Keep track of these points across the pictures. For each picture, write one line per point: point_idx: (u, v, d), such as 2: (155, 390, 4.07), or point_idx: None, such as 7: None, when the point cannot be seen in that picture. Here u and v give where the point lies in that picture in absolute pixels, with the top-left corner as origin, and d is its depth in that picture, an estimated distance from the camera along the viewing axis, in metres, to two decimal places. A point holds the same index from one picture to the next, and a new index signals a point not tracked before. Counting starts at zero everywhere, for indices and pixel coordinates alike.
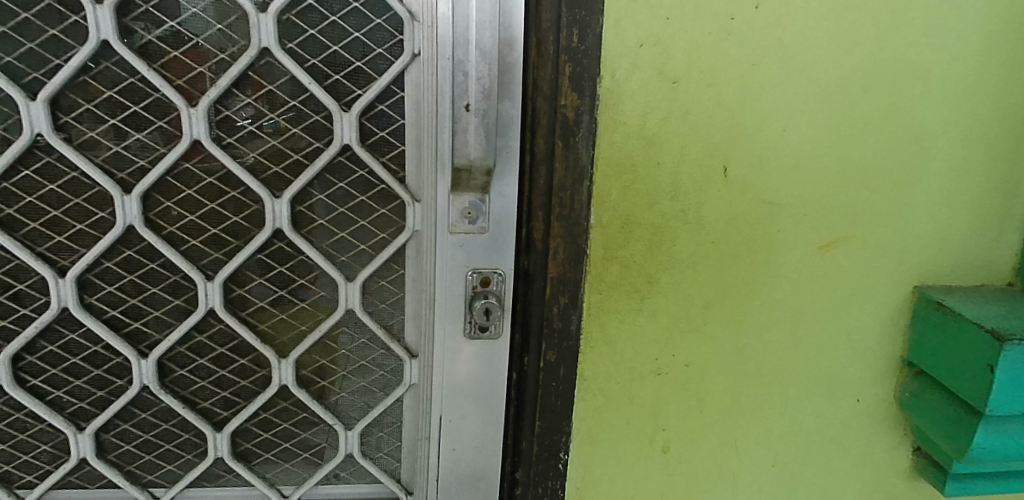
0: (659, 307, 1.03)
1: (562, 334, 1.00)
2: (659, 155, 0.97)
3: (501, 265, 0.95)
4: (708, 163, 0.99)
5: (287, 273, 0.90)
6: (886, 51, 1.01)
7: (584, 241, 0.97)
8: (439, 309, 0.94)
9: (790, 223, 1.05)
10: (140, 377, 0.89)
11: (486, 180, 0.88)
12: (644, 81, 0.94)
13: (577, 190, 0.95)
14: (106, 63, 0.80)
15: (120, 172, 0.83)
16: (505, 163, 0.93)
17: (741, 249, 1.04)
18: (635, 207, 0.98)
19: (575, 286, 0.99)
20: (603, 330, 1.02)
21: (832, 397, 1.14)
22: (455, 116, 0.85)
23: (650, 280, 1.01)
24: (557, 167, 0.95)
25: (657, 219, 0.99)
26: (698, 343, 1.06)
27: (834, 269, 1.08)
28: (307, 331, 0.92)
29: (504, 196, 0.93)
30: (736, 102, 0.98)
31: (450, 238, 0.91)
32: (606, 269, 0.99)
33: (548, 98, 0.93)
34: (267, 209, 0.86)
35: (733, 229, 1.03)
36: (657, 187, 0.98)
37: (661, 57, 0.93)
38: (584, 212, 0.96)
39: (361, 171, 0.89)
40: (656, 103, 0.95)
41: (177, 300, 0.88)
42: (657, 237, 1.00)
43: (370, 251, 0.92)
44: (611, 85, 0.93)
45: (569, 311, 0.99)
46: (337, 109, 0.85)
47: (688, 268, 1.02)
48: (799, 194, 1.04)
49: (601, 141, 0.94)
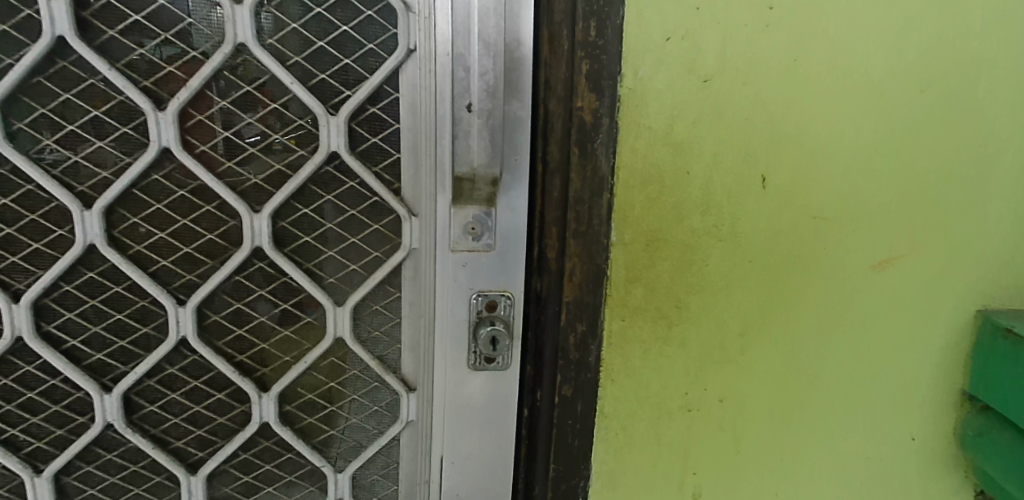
0: (689, 335, 0.91)
1: (579, 365, 0.89)
2: (689, 163, 0.85)
3: (510, 287, 0.84)
4: (745, 172, 0.87)
5: (269, 297, 0.80)
6: (945, 44, 0.89)
7: (604, 261, 0.86)
8: (440, 338, 0.84)
9: (838, 240, 0.93)
10: (104, 414, 0.79)
11: (492, 191, 0.79)
12: (671, 80, 0.83)
13: (596, 203, 0.85)
14: (64, 63, 0.71)
15: (80, 184, 0.73)
16: (513, 173, 0.83)
17: (783, 269, 0.92)
18: (661, 222, 0.87)
19: (594, 312, 0.88)
20: (625, 360, 0.90)
21: (887, 436, 1.01)
22: (455, 119, 0.76)
23: (679, 304, 0.90)
24: (573, 178, 0.84)
25: (686, 236, 0.88)
26: (734, 375, 0.94)
27: (888, 292, 0.96)
28: (291, 362, 0.82)
29: (513, 209, 0.82)
30: (776, 103, 0.87)
31: (452, 257, 0.81)
32: (629, 292, 0.88)
33: (562, 99, 0.83)
34: (245, 225, 0.77)
35: (773, 247, 0.91)
36: (686, 199, 0.86)
37: (690, 53, 0.83)
38: (604, 228, 0.85)
39: (351, 182, 0.79)
40: (684, 104, 0.84)
41: (145, 327, 0.78)
42: (687, 256, 0.88)
43: (361, 272, 0.82)
44: (633, 84, 0.82)
45: (587, 339, 0.89)
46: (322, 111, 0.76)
47: (722, 291, 0.91)
48: (847, 206, 0.92)
49: (622, 147, 0.84)
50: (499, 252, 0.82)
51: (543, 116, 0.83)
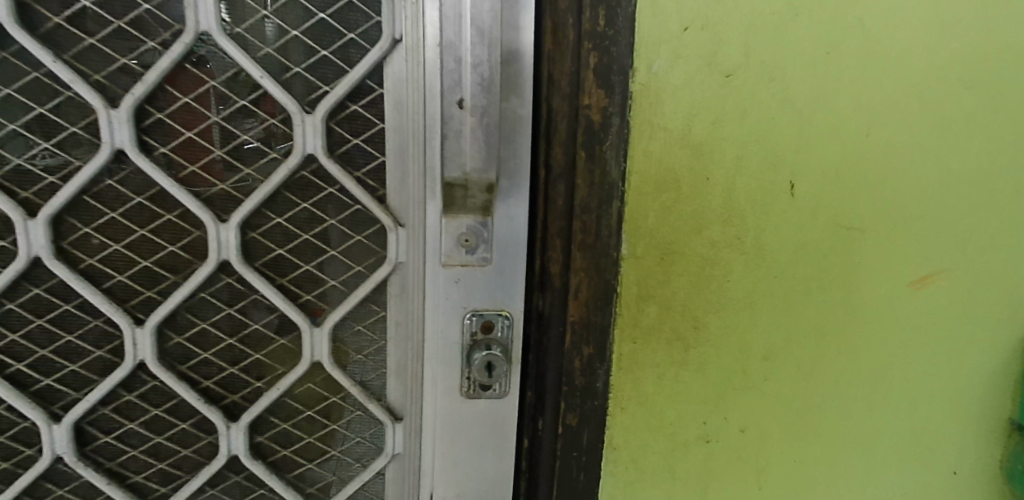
0: (707, 359, 0.82)
1: (585, 391, 0.81)
2: (709, 168, 0.77)
3: (507, 306, 0.75)
4: (771, 179, 0.78)
5: (238, 316, 0.72)
6: (995, 36, 0.80)
7: (613, 277, 0.78)
8: (430, 363, 0.75)
9: (874, 254, 0.83)
10: (53, 446, 0.71)
11: (489, 199, 0.69)
12: (689, 75, 0.74)
13: (604, 213, 0.76)
14: (4, 54, 0.63)
15: (24, 190, 0.65)
16: (511, 179, 0.74)
17: (813, 286, 0.83)
18: (678, 233, 0.78)
19: (602, 334, 0.79)
20: (637, 387, 0.81)
21: (926, 470, 0.92)
22: (445, 116, 0.66)
23: (698, 324, 0.81)
24: (579, 184, 0.75)
25: (706, 249, 0.79)
26: (757, 403, 0.85)
27: (928, 311, 0.86)
28: (263, 388, 0.74)
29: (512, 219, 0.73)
30: (806, 101, 0.78)
31: (444, 272, 0.72)
32: (641, 311, 0.79)
33: (567, 97, 0.74)
34: (211, 236, 0.69)
35: (802, 262, 0.82)
36: (706, 208, 0.78)
37: (711, 45, 0.74)
38: (614, 240, 0.77)
39: (330, 189, 0.71)
40: (704, 102, 0.75)
41: (99, 350, 0.70)
42: (706, 271, 0.79)
43: (342, 289, 0.73)
44: (647, 79, 0.74)
45: (594, 364, 0.80)
46: (294, 110, 0.67)
47: (745, 311, 0.82)
48: (885, 216, 0.82)
49: (635, 150, 0.75)
50: (496, 268, 0.73)
51: (545, 115, 0.75)
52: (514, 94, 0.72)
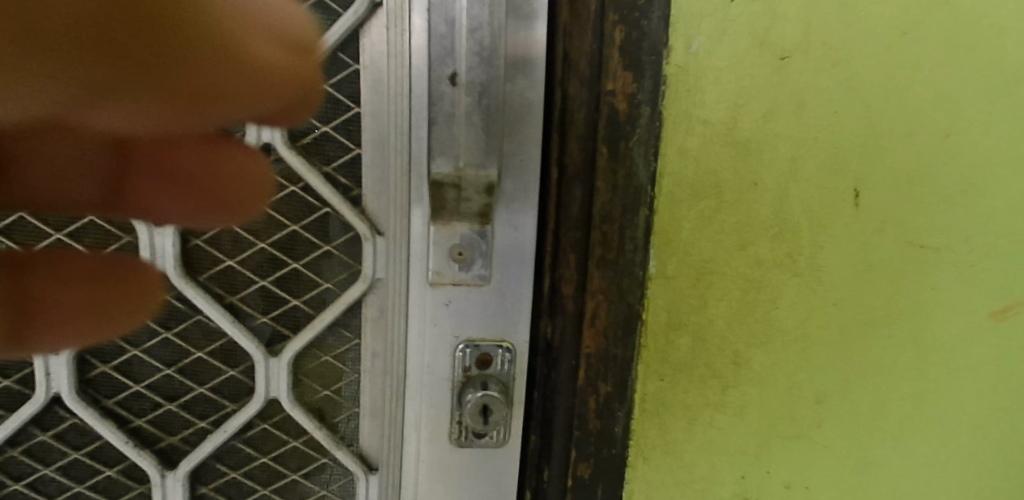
0: (750, 401, 0.68)
1: (601, 437, 0.67)
2: (758, 171, 0.63)
3: (507, 336, 0.66)
4: (831, 185, 0.65)
5: (177, 349, 0.65)
6: None
7: (637, 300, 0.64)
8: (411, 393, 0.66)
9: (952, 279, 0.69)
10: None
11: (487, 203, 0.58)
12: (736, 56, 0.61)
13: (629, 223, 0.62)
14: None
15: None
16: (514, 181, 0.63)
17: (879, 316, 0.69)
18: (718, 249, 0.64)
19: (623, 370, 0.65)
20: (663, 433, 0.68)
21: None
22: (434, 95, 0.54)
23: (739, 360, 0.67)
24: (600, 188, 0.62)
25: (751, 270, 0.65)
26: (808, 455, 0.71)
27: (1013, 347, 0.72)
28: (208, 428, 0.67)
29: (517, 228, 0.64)
30: (877, 92, 0.64)
31: (434, 289, 0.64)
32: (671, 343, 0.65)
33: (586, 81, 0.61)
34: (147, 241, 0.63)
35: (867, 287, 0.68)
36: (752, 219, 0.64)
37: (763, 20, 0.60)
38: (639, 257, 0.63)
39: (293, 187, 0.64)
40: (754, 90, 0.61)
41: (8, 381, 0.63)
42: (751, 295, 0.66)
43: (306, 308, 0.66)
44: (685, 61, 0.60)
45: (612, 404, 0.66)
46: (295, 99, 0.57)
47: (796, 345, 0.68)
48: (967, 233, 0.68)
49: (667, 147, 0.61)
50: (495, 288, 0.64)
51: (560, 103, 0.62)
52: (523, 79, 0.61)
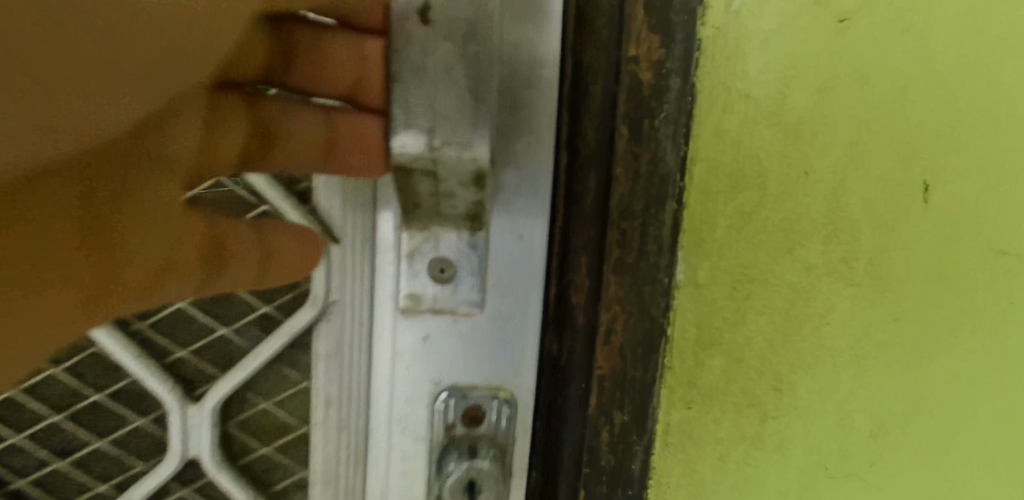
0: (791, 434, 0.58)
1: (615, 477, 0.57)
2: (808, 159, 0.52)
3: (508, 373, 0.61)
4: (895, 178, 0.54)
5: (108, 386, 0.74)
6: None
7: (662, 313, 0.53)
8: (377, 404, 0.64)
9: None
10: None
11: (475, 202, 0.50)
12: (786, 17, 0.50)
13: (653, 219, 0.52)
14: None
15: None
16: (518, 178, 0.57)
17: (947, 336, 0.58)
18: (759, 252, 0.53)
19: (642, 396, 0.54)
20: (689, 472, 0.57)
21: None
22: (399, 39, 0.43)
23: (780, 386, 0.56)
24: (619, 177, 0.52)
25: (797, 278, 0.54)
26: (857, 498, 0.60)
27: None
28: (135, 472, 0.77)
29: (523, 244, 0.58)
30: (954, 64, 0.53)
31: (411, 319, 0.61)
32: (700, 365, 0.55)
33: (605, 46, 0.51)
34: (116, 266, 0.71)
35: (935, 302, 0.57)
36: (799, 217, 0.53)
37: None
38: (665, 261, 0.52)
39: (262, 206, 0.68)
40: (806, 60, 0.51)
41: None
42: (796, 308, 0.55)
43: (257, 339, 0.73)
44: (724, 22, 0.49)
45: (630, 438, 0.55)
46: (341, 104, 0.53)
47: (848, 368, 0.57)
48: None
49: (701, 128, 0.50)
50: (494, 317, 0.59)
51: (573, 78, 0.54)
52: (537, 43, 0.54)
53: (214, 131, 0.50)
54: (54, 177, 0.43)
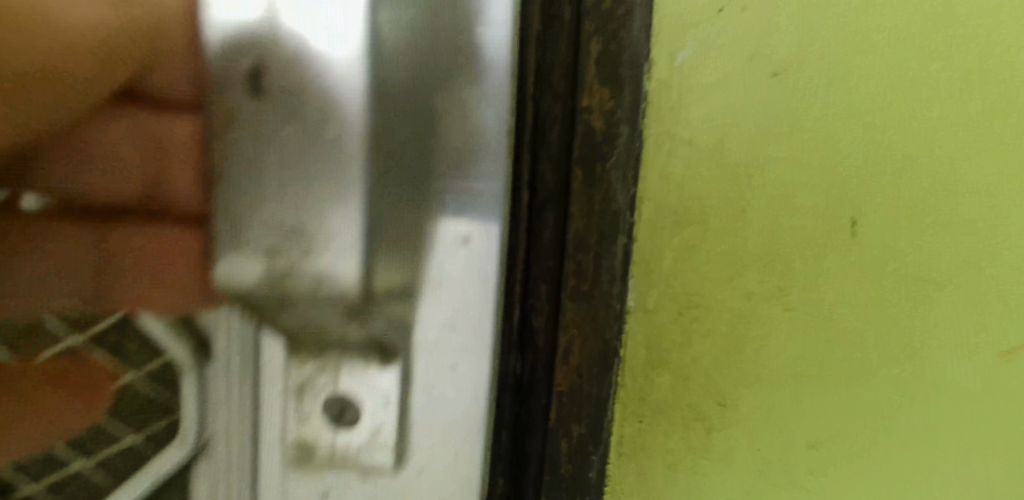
0: (736, 446, 0.63)
1: (574, 485, 0.61)
2: (747, 197, 0.58)
3: (462, 474, 0.65)
4: (828, 214, 0.60)
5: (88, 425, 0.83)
6: None
7: (615, 336, 0.59)
8: (268, 473, 0.70)
9: (957, 317, 0.64)
10: None
11: (370, 338, 0.66)
12: (724, 72, 0.56)
13: (606, 251, 0.57)
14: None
15: None
16: (451, 306, 0.62)
17: (878, 356, 0.63)
18: (704, 281, 0.59)
19: (598, 410, 0.60)
20: (644, 480, 0.62)
21: None
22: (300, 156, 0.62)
23: (725, 402, 0.62)
24: (575, 212, 0.57)
25: (739, 304, 0.60)
26: None
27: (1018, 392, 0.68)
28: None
29: (459, 372, 0.63)
30: (878, 112, 0.59)
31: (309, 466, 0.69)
32: (651, 383, 0.60)
33: (560, 97, 0.57)
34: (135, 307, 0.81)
35: (867, 326, 0.63)
36: (740, 249, 0.59)
37: (756, 33, 0.55)
38: (617, 288, 0.58)
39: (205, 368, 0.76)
40: (744, 110, 0.56)
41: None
42: (738, 331, 0.61)
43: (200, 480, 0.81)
44: (668, 76, 0.55)
45: (587, 449, 0.61)
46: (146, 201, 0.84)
47: (787, 386, 0.62)
48: (974, 267, 0.64)
49: (649, 171, 0.56)
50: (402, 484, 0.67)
51: (327, 149, 0.61)
52: (466, 194, 0.61)
53: (135, 241, 0.87)
54: (44, 264, 0.84)
